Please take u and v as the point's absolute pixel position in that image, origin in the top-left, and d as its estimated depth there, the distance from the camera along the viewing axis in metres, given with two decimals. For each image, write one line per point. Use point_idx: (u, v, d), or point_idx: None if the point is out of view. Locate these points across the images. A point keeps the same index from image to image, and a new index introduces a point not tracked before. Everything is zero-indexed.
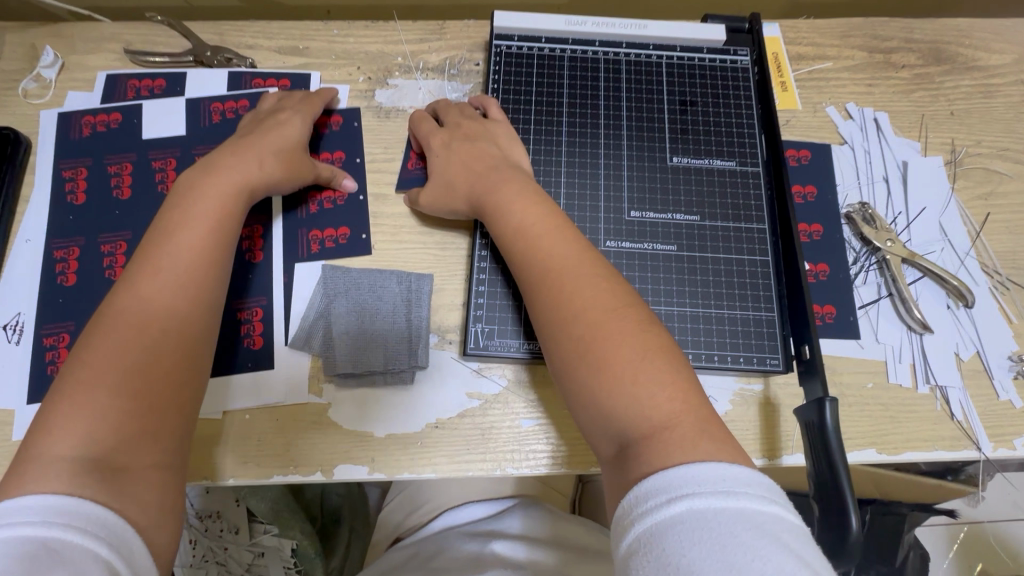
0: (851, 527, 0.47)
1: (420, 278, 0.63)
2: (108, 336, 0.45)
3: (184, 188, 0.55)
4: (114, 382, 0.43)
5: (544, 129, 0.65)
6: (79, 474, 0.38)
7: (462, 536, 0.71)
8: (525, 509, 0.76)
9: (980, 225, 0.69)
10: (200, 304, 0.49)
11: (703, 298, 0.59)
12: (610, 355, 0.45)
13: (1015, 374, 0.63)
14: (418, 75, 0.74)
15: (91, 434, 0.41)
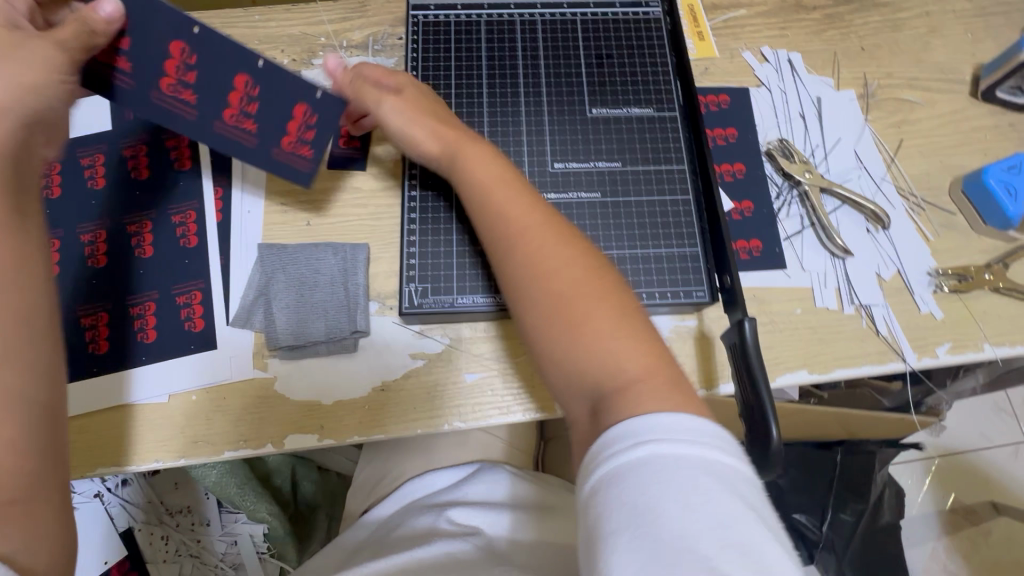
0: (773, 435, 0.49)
1: (355, 248, 0.64)
2: None
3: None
4: None
5: (465, 92, 0.66)
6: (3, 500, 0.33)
7: (420, 511, 0.71)
8: (486, 477, 0.76)
9: (894, 151, 0.72)
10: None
11: (627, 240, 0.61)
12: (580, 308, 0.45)
13: (934, 288, 0.66)
14: (341, 53, 0.74)
15: None
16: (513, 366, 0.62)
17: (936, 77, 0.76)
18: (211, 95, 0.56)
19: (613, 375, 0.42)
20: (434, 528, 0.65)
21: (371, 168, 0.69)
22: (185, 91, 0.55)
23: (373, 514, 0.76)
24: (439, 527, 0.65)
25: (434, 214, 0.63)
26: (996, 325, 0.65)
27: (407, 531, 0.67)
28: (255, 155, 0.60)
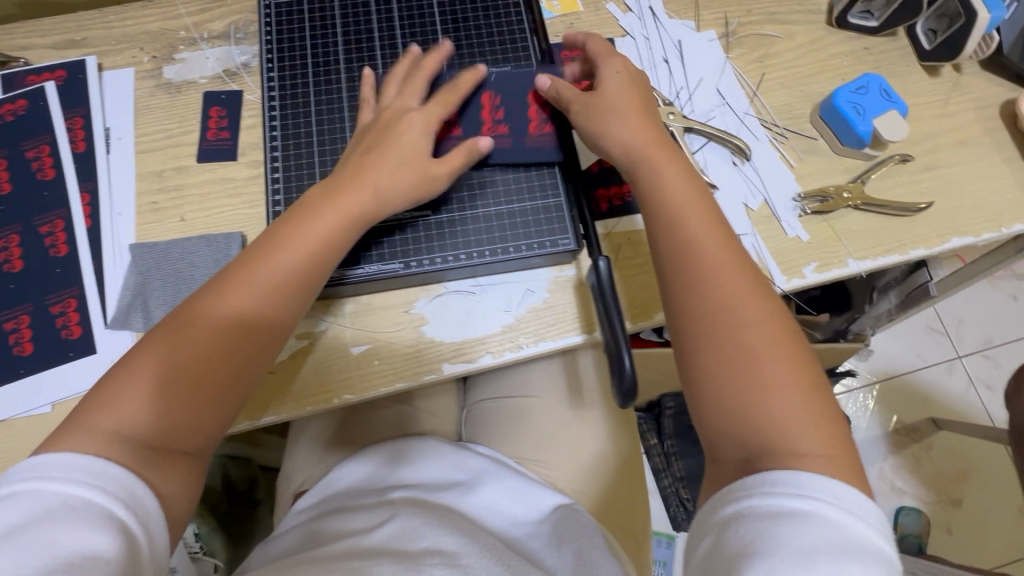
0: (626, 368, 0.51)
1: (228, 237, 0.64)
2: (191, 332, 0.50)
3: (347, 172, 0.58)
4: (177, 374, 0.49)
5: (323, 71, 0.68)
6: (112, 443, 0.46)
7: (359, 492, 0.68)
8: (423, 455, 0.73)
9: (756, 86, 0.74)
10: (276, 306, 0.53)
11: (506, 196, 0.64)
12: (757, 359, 0.48)
13: (799, 212, 0.69)
14: (203, 45, 0.74)
15: (140, 417, 0.47)
16: (401, 333, 0.63)
17: (794, 10, 0.78)
18: (474, 121, 0.64)
19: (782, 422, 0.46)
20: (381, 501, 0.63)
21: (243, 157, 0.69)
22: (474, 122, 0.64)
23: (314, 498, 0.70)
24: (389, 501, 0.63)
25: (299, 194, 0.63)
26: (859, 241, 0.68)
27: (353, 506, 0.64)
28: (520, 150, 0.64)
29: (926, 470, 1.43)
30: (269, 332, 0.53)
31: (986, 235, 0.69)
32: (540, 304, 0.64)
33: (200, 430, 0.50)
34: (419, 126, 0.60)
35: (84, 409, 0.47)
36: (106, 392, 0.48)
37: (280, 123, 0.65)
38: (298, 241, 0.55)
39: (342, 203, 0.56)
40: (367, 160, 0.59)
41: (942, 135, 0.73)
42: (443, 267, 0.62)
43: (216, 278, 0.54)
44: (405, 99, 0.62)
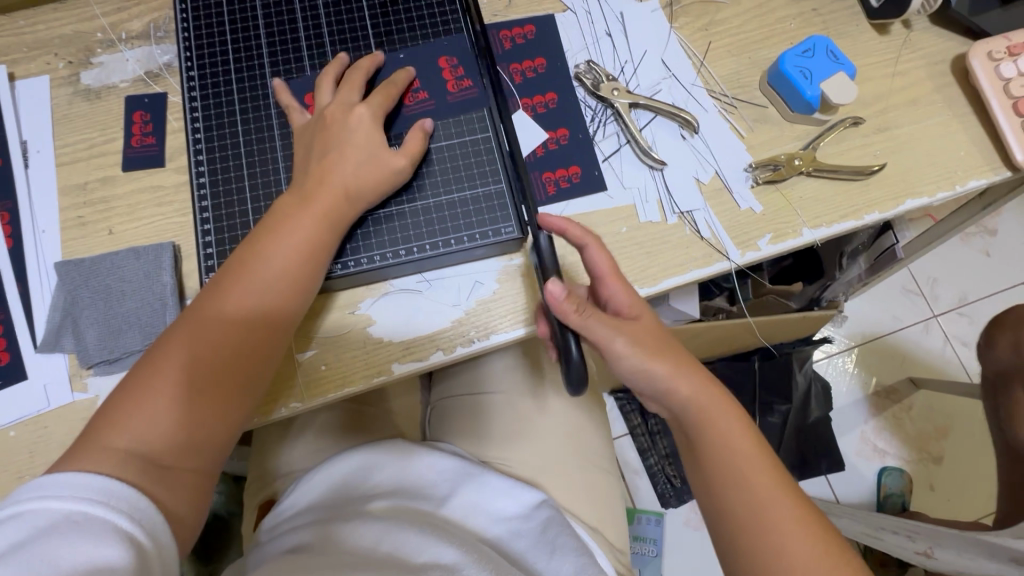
0: (573, 357, 0.52)
1: (158, 248, 0.61)
2: (187, 347, 0.52)
3: (324, 175, 0.58)
4: (177, 388, 0.50)
5: (246, 67, 0.66)
6: (126, 460, 0.47)
7: (344, 496, 0.67)
8: (394, 461, 0.70)
9: (703, 55, 0.72)
10: (269, 317, 0.54)
11: (447, 193, 0.62)
12: (758, 506, 0.51)
13: (752, 183, 0.67)
14: (122, 47, 0.70)
15: (143, 433, 0.49)
16: (349, 336, 0.61)
17: None
18: (435, 84, 0.66)
19: (781, 536, 0.49)
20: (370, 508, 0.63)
21: (172, 163, 0.66)
22: (421, 91, 0.65)
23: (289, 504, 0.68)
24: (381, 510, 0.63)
25: (228, 199, 0.61)
26: (813, 209, 0.66)
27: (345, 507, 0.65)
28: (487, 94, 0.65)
29: (905, 429, 1.44)
30: (267, 341, 0.54)
31: (941, 195, 0.67)
32: (490, 296, 0.63)
33: (206, 444, 0.51)
34: (369, 118, 0.60)
35: (95, 426, 0.49)
36: (115, 409, 0.49)
37: (204, 126, 0.64)
38: (280, 251, 0.55)
39: (317, 211, 0.56)
40: (329, 161, 0.58)
41: (894, 94, 0.71)
42: (383, 265, 0.60)
43: (204, 293, 0.55)
44: (345, 96, 0.61)
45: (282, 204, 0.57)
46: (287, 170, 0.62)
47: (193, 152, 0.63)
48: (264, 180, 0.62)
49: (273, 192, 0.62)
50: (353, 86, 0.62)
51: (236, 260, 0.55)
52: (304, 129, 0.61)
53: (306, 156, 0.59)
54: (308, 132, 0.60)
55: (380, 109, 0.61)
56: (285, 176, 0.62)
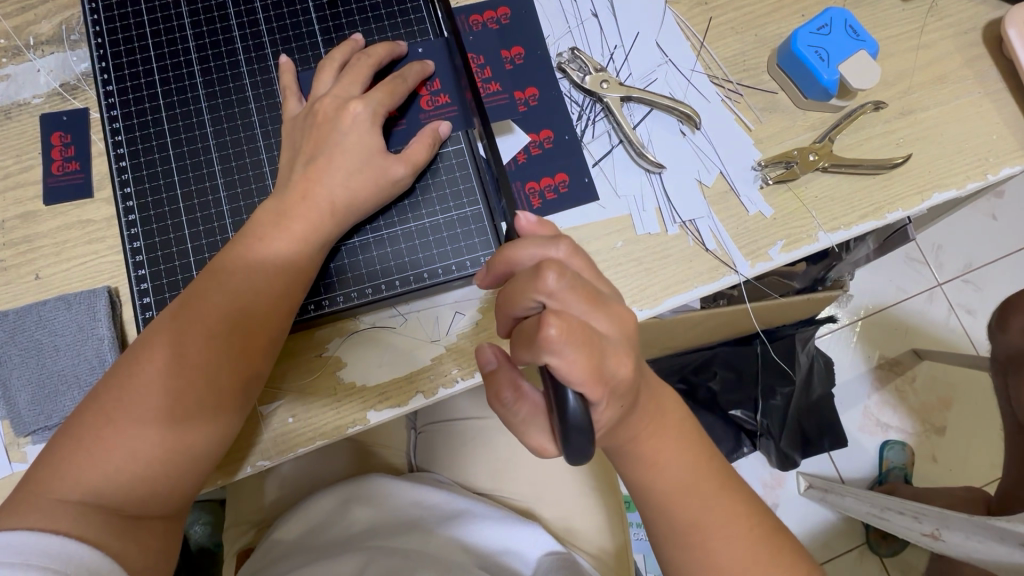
0: (570, 407, 0.35)
1: (91, 294, 0.53)
2: (146, 381, 0.44)
3: (297, 183, 0.50)
4: (134, 430, 0.43)
5: (173, 78, 0.56)
6: (82, 514, 0.41)
7: (328, 530, 0.64)
8: (373, 496, 0.66)
9: (703, 34, 0.63)
10: (242, 341, 0.46)
11: (425, 218, 0.55)
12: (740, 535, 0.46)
13: (761, 184, 0.59)
14: (30, 55, 0.60)
15: (100, 484, 0.42)
16: (316, 381, 0.54)
17: None
18: (455, 80, 0.57)
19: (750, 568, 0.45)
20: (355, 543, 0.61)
21: (102, 192, 0.57)
22: (442, 95, 0.56)
23: (268, 545, 0.64)
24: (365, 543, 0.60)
25: (163, 237, 0.53)
26: (829, 209, 0.59)
27: (331, 540, 0.62)
28: (513, 107, 0.59)
29: (909, 403, 1.39)
30: (240, 372, 0.46)
31: (970, 186, 0.60)
32: (471, 327, 0.56)
33: (174, 492, 0.45)
34: (367, 118, 0.51)
35: (39, 476, 0.42)
36: (63, 456, 0.43)
37: (129, 151, 0.55)
38: (258, 269, 0.48)
39: (293, 225, 0.49)
40: (314, 170, 0.50)
41: (920, 72, 0.63)
42: (349, 306, 0.53)
43: (161, 321, 0.46)
44: (345, 87, 0.52)
45: (253, 221, 0.49)
46: (229, 200, 0.54)
47: (120, 184, 0.54)
48: (204, 213, 0.54)
49: (214, 227, 0.53)
50: (356, 76, 0.53)
51: (200, 282, 0.48)
52: (292, 126, 0.53)
53: (292, 159, 0.51)
54: (296, 132, 0.52)
55: (382, 107, 0.52)
56: (228, 207, 0.54)
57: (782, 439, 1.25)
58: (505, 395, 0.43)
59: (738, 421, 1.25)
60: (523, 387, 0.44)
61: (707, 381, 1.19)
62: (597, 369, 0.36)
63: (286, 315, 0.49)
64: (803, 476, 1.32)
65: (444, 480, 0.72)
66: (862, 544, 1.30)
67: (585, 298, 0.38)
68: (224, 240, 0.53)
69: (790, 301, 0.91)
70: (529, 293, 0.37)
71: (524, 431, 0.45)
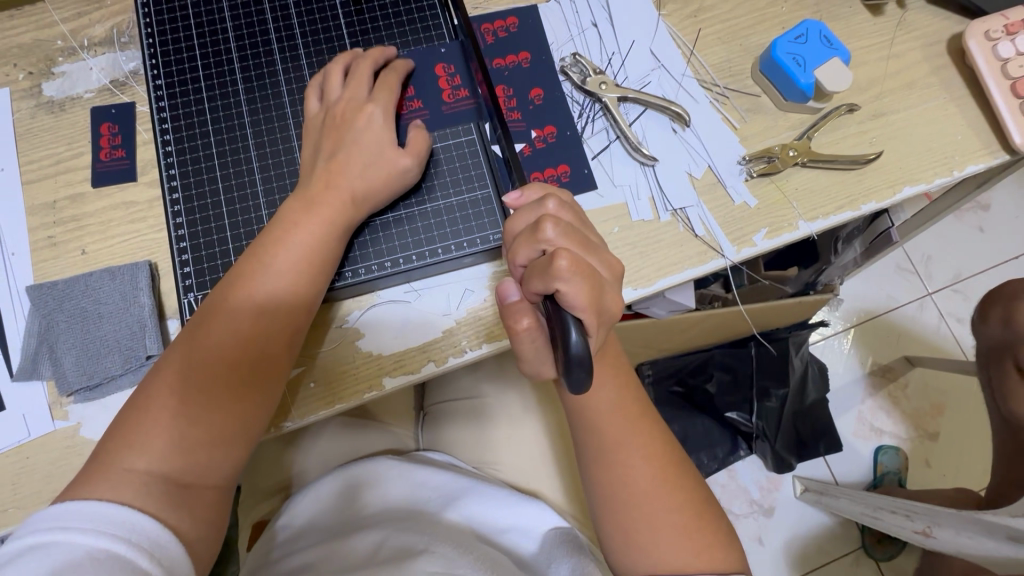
0: (573, 342, 0.38)
1: (133, 267, 0.58)
2: (186, 362, 0.49)
3: (333, 169, 0.55)
4: (181, 406, 0.48)
5: (215, 74, 0.63)
6: (148, 484, 0.45)
7: (338, 506, 0.67)
8: (379, 479, 0.69)
9: (692, 43, 0.69)
10: (274, 318, 0.52)
11: (438, 203, 0.60)
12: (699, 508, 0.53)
13: (746, 177, 0.65)
14: (85, 54, 0.66)
15: (162, 455, 0.46)
16: (339, 349, 0.59)
17: None
18: (449, 92, 0.63)
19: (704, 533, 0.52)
20: (366, 519, 0.64)
21: (145, 176, 0.63)
22: (419, 100, 0.63)
23: (286, 518, 0.68)
24: (375, 519, 0.63)
25: (203, 214, 0.59)
26: (809, 200, 0.65)
27: (344, 516, 0.65)
28: (521, 106, 0.65)
29: (901, 408, 1.42)
30: (274, 345, 0.52)
31: (938, 181, 0.66)
32: (480, 303, 0.61)
33: (228, 457, 0.49)
34: (381, 118, 0.57)
35: (109, 446, 0.47)
36: (130, 428, 0.47)
37: (174, 137, 0.61)
38: (286, 256, 0.53)
39: (324, 213, 0.54)
40: (337, 164, 0.55)
41: (889, 78, 0.69)
42: (369, 278, 0.59)
43: (191, 326, 0.51)
44: (354, 90, 0.58)
45: (282, 213, 0.55)
46: (263, 181, 0.60)
47: (165, 166, 0.60)
48: (240, 194, 0.59)
49: (250, 206, 0.59)
50: (362, 80, 0.58)
51: (226, 287, 0.52)
52: (309, 126, 0.58)
53: (315, 155, 0.57)
54: (314, 131, 0.58)
55: (390, 106, 0.58)
56: (261, 187, 0.59)
57: (778, 441, 1.29)
58: (522, 324, 0.45)
59: (734, 423, 1.27)
60: (537, 321, 0.46)
61: (703, 384, 1.23)
62: (595, 301, 0.41)
63: (313, 294, 0.54)
64: (800, 479, 1.34)
65: (456, 464, 0.74)
66: (858, 547, 1.32)
67: (578, 244, 0.44)
68: (258, 218, 0.59)
69: (782, 301, 0.95)
70: (531, 241, 0.43)
71: (531, 359, 0.47)
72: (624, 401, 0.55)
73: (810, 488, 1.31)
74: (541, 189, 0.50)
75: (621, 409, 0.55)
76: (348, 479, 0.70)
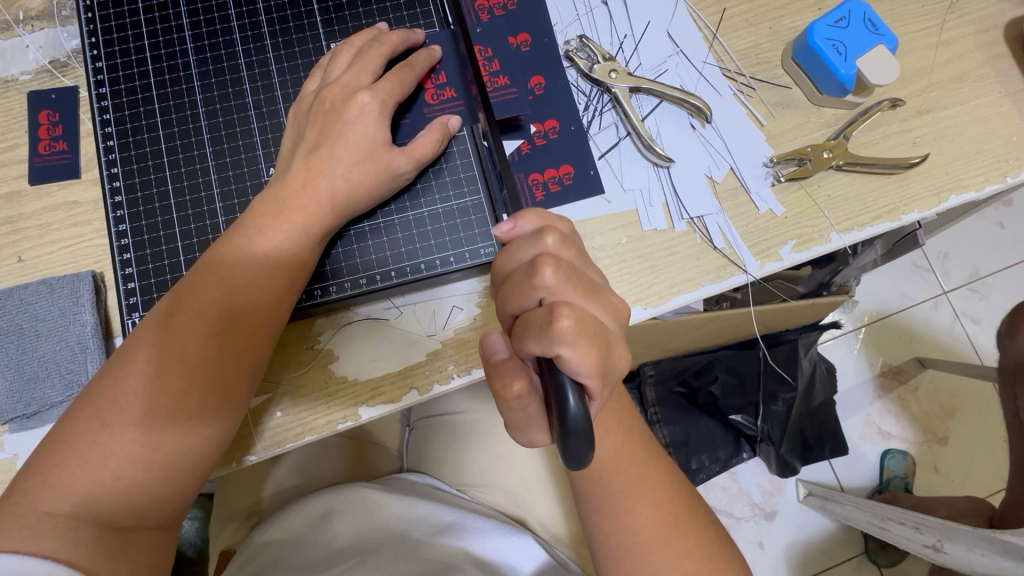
0: (571, 409, 0.32)
1: (75, 279, 0.51)
2: (134, 383, 0.42)
3: (299, 169, 0.48)
4: (124, 436, 0.41)
5: (165, 56, 0.54)
6: (76, 529, 0.39)
7: (314, 534, 0.61)
8: (358, 507, 0.63)
9: (715, 25, 0.61)
10: (238, 335, 0.44)
11: (427, 211, 0.53)
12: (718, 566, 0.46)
13: (772, 181, 0.57)
14: (20, 30, 0.58)
15: (95, 495, 0.40)
16: (307, 373, 0.52)
17: None
18: (465, 78, 0.55)
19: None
20: (342, 551, 0.58)
21: (89, 173, 0.55)
22: (447, 89, 0.55)
23: (257, 543, 0.63)
24: (352, 551, 0.58)
25: (149, 220, 0.51)
26: (842, 209, 0.57)
27: (318, 546, 0.59)
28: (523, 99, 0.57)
29: (913, 412, 1.30)
30: (237, 368, 0.44)
31: (988, 189, 0.58)
32: (468, 322, 0.54)
33: (173, 496, 0.43)
34: (376, 110, 0.49)
35: (28, 487, 0.40)
36: (57, 461, 0.40)
37: (118, 130, 0.53)
38: (250, 264, 0.45)
39: (292, 217, 0.46)
40: (310, 163, 0.48)
41: (938, 69, 0.61)
42: (342, 297, 0.51)
43: (154, 318, 0.44)
44: (355, 75, 0.50)
45: (247, 214, 0.47)
46: (220, 182, 0.52)
47: (107, 164, 0.52)
48: (193, 196, 0.52)
49: (204, 211, 0.51)
50: (368, 64, 0.50)
51: (195, 275, 0.45)
52: (298, 111, 0.51)
53: (292, 149, 0.49)
54: (300, 118, 0.50)
55: (390, 99, 0.50)
56: (218, 190, 0.52)
57: (783, 445, 1.18)
58: (514, 389, 0.38)
59: (737, 426, 1.18)
60: (533, 378, 0.38)
61: (707, 386, 1.13)
62: (602, 362, 0.35)
63: (284, 307, 0.47)
64: (803, 483, 1.25)
65: (443, 491, 0.69)
66: (861, 553, 1.24)
67: (582, 291, 0.37)
68: (213, 225, 0.51)
69: (807, 305, 0.86)
70: (528, 282, 0.36)
71: (522, 425, 0.40)
72: (629, 442, 0.49)
73: (814, 493, 1.21)
74: (536, 217, 0.42)
75: (624, 449, 0.48)
76: (326, 507, 0.64)
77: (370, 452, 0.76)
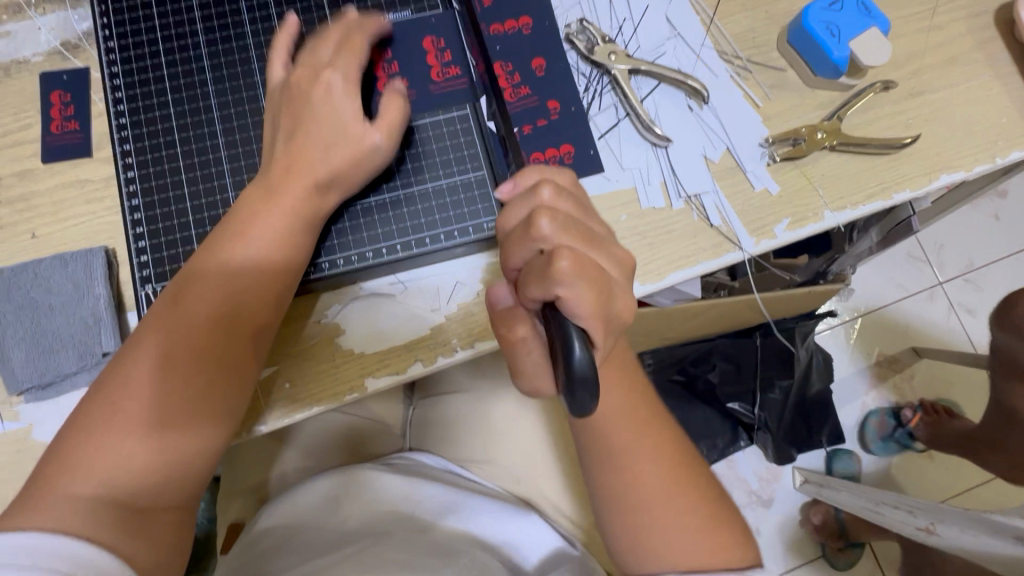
0: (576, 357, 0.33)
1: (88, 254, 0.53)
2: (141, 368, 0.43)
3: (308, 144, 0.49)
4: (138, 421, 0.42)
5: (176, 35, 0.56)
6: (96, 510, 0.40)
7: (321, 514, 0.63)
8: (362, 490, 0.65)
9: (713, 9, 0.62)
10: (240, 315, 0.46)
11: (429, 188, 0.55)
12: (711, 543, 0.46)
13: (768, 160, 0.59)
14: (32, 12, 0.59)
15: (111, 477, 0.41)
16: (315, 345, 0.54)
17: None
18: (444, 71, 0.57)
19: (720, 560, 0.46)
20: (351, 532, 0.59)
21: (101, 152, 0.57)
22: (452, 67, 0.57)
23: (266, 521, 0.64)
24: (360, 532, 0.59)
25: (161, 196, 0.53)
26: (836, 188, 0.59)
27: (328, 527, 0.61)
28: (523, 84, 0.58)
29: (909, 400, 1.30)
30: (241, 347, 0.46)
31: (978, 168, 0.60)
32: (472, 297, 0.56)
33: (188, 475, 0.44)
34: (359, 98, 0.50)
35: (48, 473, 0.41)
36: (72, 449, 0.41)
37: (130, 108, 0.54)
38: (250, 250, 0.47)
39: (290, 199, 0.48)
40: (318, 139, 0.49)
41: (930, 53, 0.62)
42: (349, 270, 0.53)
43: (160, 306, 0.46)
44: (337, 63, 0.51)
45: (246, 200, 0.48)
46: (230, 159, 0.53)
47: (119, 142, 0.53)
48: (203, 172, 0.53)
49: (215, 187, 0.53)
50: (349, 54, 0.51)
51: (199, 259, 0.47)
52: (271, 102, 0.52)
53: (299, 126, 0.51)
54: (280, 105, 0.51)
55: (374, 87, 0.51)
56: (228, 166, 0.53)
57: (780, 432, 1.20)
58: (519, 332, 0.40)
59: (736, 414, 1.20)
60: (536, 328, 0.40)
61: (706, 373, 1.14)
62: (600, 306, 0.36)
63: (285, 289, 0.48)
64: (800, 470, 1.25)
65: (449, 471, 0.71)
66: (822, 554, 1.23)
67: (579, 239, 0.38)
68: (223, 201, 0.53)
69: (805, 293, 0.87)
70: (527, 239, 0.38)
71: (528, 375, 0.42)
72: (628, 413, 0.50)
73: (810, 480, 1.21)
74: (537, 174, 0.43)
75: (622, 422, 0.50)
76: (330, 488, 0.66)
77: (371, 432, 0.77)
